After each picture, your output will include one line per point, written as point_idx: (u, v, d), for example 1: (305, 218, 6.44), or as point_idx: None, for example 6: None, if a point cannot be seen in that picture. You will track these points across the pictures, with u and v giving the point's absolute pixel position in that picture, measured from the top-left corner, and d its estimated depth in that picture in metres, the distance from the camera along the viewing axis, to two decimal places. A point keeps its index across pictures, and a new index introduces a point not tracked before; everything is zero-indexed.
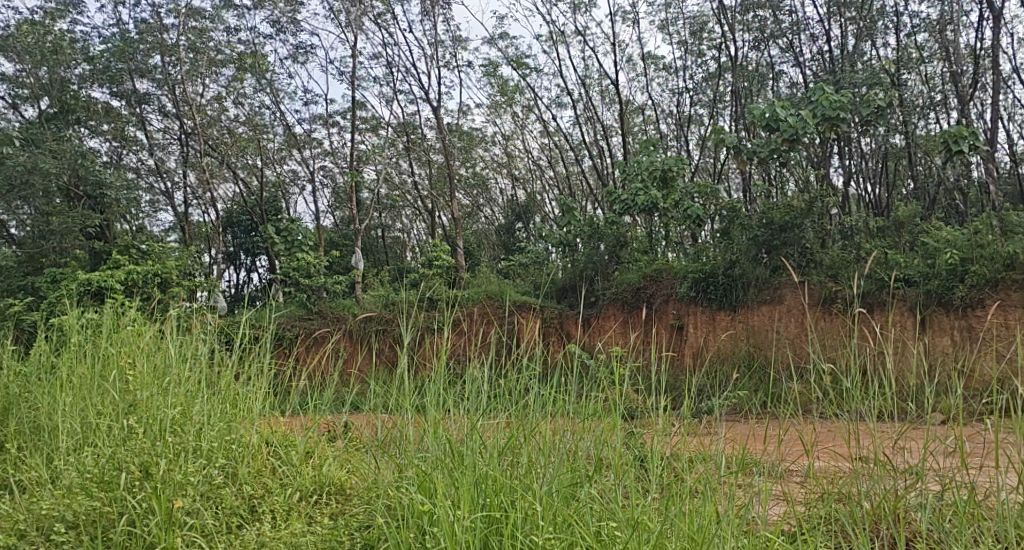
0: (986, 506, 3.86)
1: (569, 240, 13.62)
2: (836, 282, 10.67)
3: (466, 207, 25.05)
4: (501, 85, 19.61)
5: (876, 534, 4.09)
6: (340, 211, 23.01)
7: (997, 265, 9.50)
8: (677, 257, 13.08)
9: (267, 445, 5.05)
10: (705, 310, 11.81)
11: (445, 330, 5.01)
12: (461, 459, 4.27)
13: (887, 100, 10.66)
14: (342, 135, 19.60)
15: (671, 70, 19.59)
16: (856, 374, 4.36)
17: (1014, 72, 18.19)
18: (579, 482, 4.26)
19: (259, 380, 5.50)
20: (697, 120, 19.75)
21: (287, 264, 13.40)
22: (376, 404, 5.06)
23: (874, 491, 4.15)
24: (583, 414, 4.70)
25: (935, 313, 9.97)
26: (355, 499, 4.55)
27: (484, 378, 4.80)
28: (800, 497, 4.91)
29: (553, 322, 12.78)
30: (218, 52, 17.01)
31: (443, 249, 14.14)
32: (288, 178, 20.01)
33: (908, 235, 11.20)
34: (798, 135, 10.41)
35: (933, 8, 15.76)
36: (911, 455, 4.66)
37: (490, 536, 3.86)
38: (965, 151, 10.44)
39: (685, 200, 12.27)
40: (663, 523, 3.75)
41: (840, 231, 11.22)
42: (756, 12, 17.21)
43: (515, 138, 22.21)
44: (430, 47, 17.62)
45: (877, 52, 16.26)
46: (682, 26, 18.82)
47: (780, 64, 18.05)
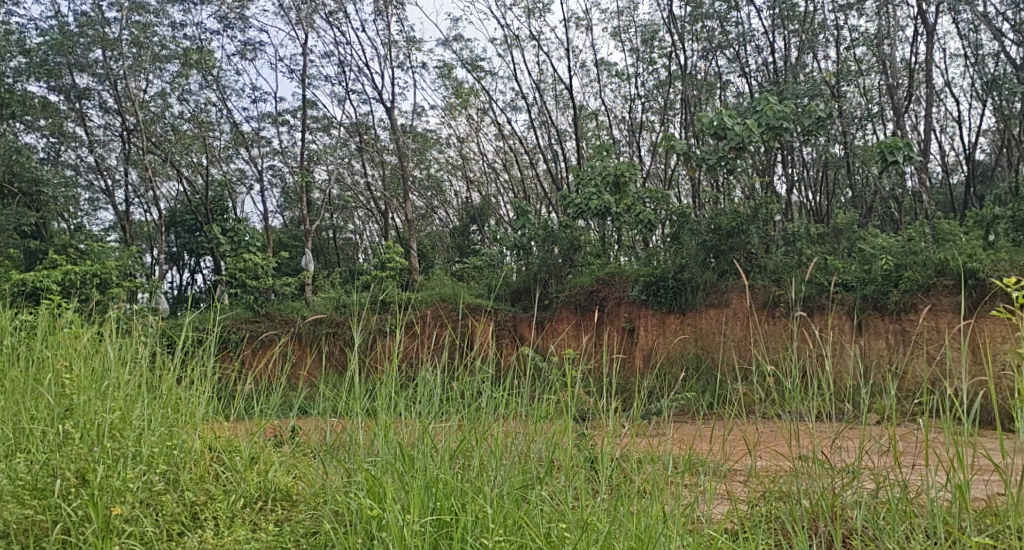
0: (916, 503, 3.98)
1: (523, 243, 13.51)
2: (779, 285, 10.97)
3: (420, 209, 24.93)
4: (456, 87, 19.58)
5: (814, 532, 4.21)
6: (290, 212, 22.72)
7: (929, 271, 9.90)
8: (628, 261, 13.28)
9: (210, 452, 4.94)
10: (655, 313, 12.01)
11: (396, 332, 4.97)
12: (411, 463, 4.25)
13: (827, 110, 11.00)
14: (292, 134, 19.29)
15: (624, 77, 19.84)
16: (797, 376, 4.48)
17: (946, 85, 18.98)
18: (529, 484, 4.30)
19: (202, 384, 5.38)
20: (648, 126, 20.04)
21: (233, 265, 13.17)
22: (324, 409, 5.00)
23: (811, 489, 4.27)
24: (535, 417, 4.74)
25: (871, 317, 10.32)
26: (301, 506, 4.48)
27: (435, 380, 4.79)
28: (743, 496, 5.02)
29: (506, 325, 12.84)
30: (163, 47, 16.61)
31: (395, 251, 14.05)
32: (235, 177, 19.66)
33: (846, 242, 11.45)
34: (744, 143, 10.66)
35: (871, 22, 16.31)
36: (849, 454, 4.81)
37: (439, 539, 3.86)
38: (899, 162, 10.81)
39: (636, 204, 12.43)
40: (611, 524, 3.80)
41: (783, 237, 11.49)
42: (704, 22, 17.55)
43: (470, 140, 22.19)
44: (383, 48, 17.53)
45: (818, 64, 16.75)
46: (634, 34, 19.11)
47: (728, 74, 18.45)
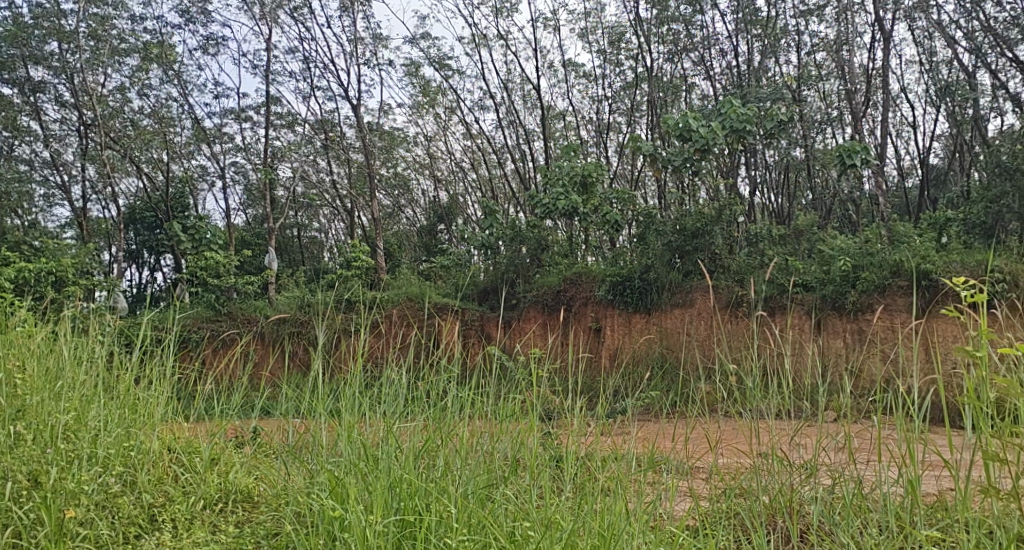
0: (870, 498, 4.08)
1: (490, 243, 13.54)
2: (742, 285, 11.13)
3: (387, 208, 24.77)
4: (423, 86, 19.50)
5: (772, 527, 4.29)
6: (253, 210, 22.42)
7: (885, 272, 10.12)
8: (595, 261, 13.37)
9: (169, 452, 4.86)
10: (621, 313, 12.11)
11: (361, 331, 4.95)
12: (375, 464, 4.23)
13: (789, 114, 11.20)
14: (255, 130, 19.05)
15: (591, 77, 19.95)
16: (758, 375, 4.55)
17: (902, 91, 19.44)
18: (494, 483, 4.31)
19: (161, 383, 5.30)
20: (615, 127, 20.19)
21: (194, 263, 13.00)
22: (287, 409, 4.95)
23: (770, 485, 4.35)
24: (500, 416, 4.75)
25: (829, 317, 10.52)
26: (262, 507, 4.44)
27: (400, 380, 4.78)
28: (704, 493, 5.09)
29: (473, 324, 12.85)
30: (122, 41, 16.28)
31: (362, 250, 13.94)
32: (196, 174, 19.35)
33: (806, 243, 11.66)
34: (709, 145, 10.80)
35: (831, 28, 16.64)
36: (807, 451, 4.91)
37: (403, 539, 3.85)
38: (858, 165, 11.04)
39: (603, 205, 12.52)
40: (575, 522, 3.83)
41: (746, 238, 11.66)
42: (669, 25, 17.72)
43: (437, 139, 22.13)
44: (349, 44, 17.39)
45: (780, 69, 17.02)
46: (601, 36, 19.23)
47: (693, 76, 18.64)
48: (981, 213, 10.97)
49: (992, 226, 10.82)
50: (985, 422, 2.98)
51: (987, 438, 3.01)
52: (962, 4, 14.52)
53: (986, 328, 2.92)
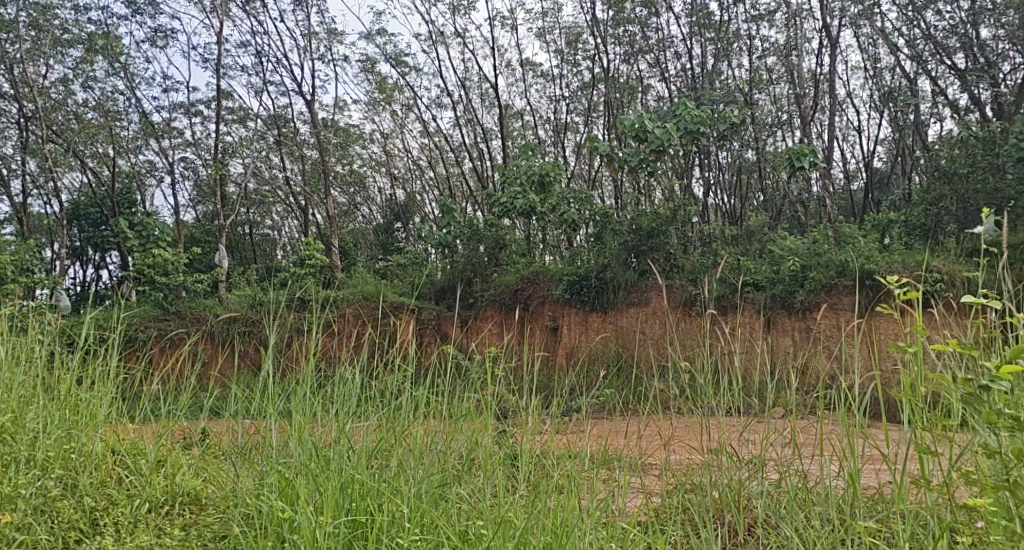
0: (816, 492, 4.18)
1: (448, 241, 13.52)
2: (695, 285, 11.30)
3: (342, 206, 24.46)
4: (380, 82, 19.32)
5: (721, 521, 4.37)
6: (203, 207, 21.96)
7: (831, 272, 10.38)
8: (552, 260, 13.42)
9: (113, 454, 4.76)
10: (578, 311, 12.17)
11: (313, 329, 4.87)
12: (327, 465, 4.18)
13: (741, 116, 11.41)
14: (205, 125, 18.66)
15: (549, 77, 20.02)
16: (709, 373, 4.63)
17: (849, 96, 19.95)
18: (447, 483, 4.29)
19: (105, 383, 5.17)
20: (572, 127, 20.29)
21: (141, 261, 12.68)
22: (237, 410, 4.85)
23: (720, 480, 4.43)
24: (455, 415, 4.74)
25: (779, 316, 10.76)
26: (210, 509, 4.35)
27: (353, 379, 4.73)
28: (657, 489, 5.14)
29: (430, 323, 12.78)
30: (64, 31, 15.80)
31: (317, 248, 13.75)
32: (144, 169, 18.90)
33: (757, 243, 11.90)
34: (663, 146, 10.93)
35: (782, 33, 16.98)
36: (756, 446, 5.00)
37: (354, 540, 3.83)
38: (806, 167, 11.29)
39: (561, 204, 12.58)
40: (528, 520, 3.84)
41: (700, 238, 11.85)
42: (625, 27, 17.88)
43: (394, 136, 21.97)
44: (303, 39, 17.13)
45: (733, 72, 17.32)
46: (559, 36, 19.31)
47: (649, 78, 18.84)
48: (921, 215, 11.36)
49: (931, 228, 11.21)
50: (918, 416, 3.09)
51: (923, 433, 3.11)
52: (905, 13, 14.95)
53: (920, 324, 3.01)
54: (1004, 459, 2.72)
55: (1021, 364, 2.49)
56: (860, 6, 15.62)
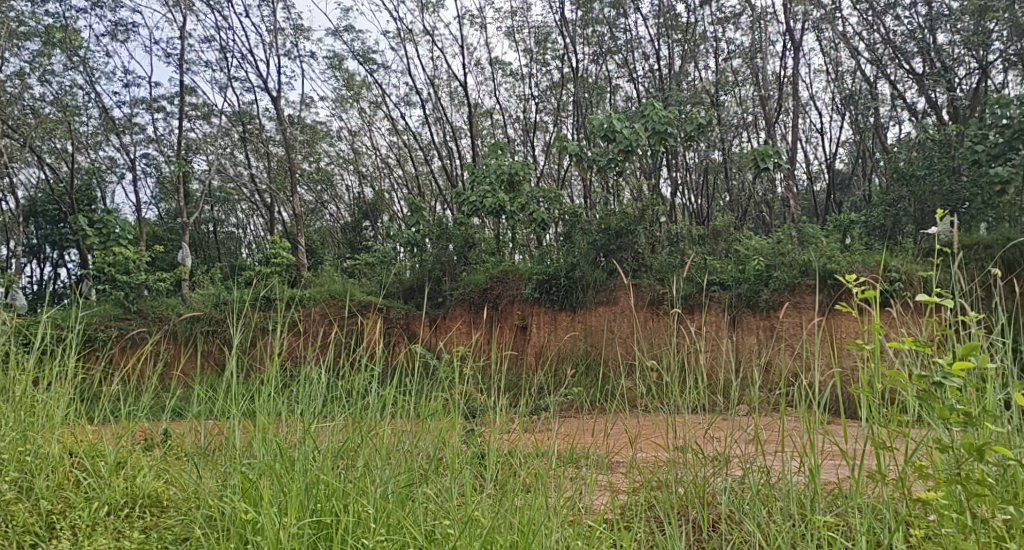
0: (778, 488, 4.24)
1: (417, 240, 13.47)
2: (663, 284, 11.40)
3: (309, 204, 24.23)
4: (347, 79, 19.14)
5: (685, 517, 4.42)
6: (165, 204, 21.59)
7: (794, 272, 10.53)
8: (522, 259, 13.44)
9: (71, 456, 4.69)
10: (547, 310, 12.19)
11: (278, 329, 4.81)
12: (292, 465, 4.14)
13: (708, 118, 11.53)
14: (168, 121, 18.35)
15: (518, 76, 20.04)
16: (676, 371, 4.66)
17: (812, 99, 20.28)
18: (414, 482, 4.27)
19: (63, 383, 5.07)
20: (541, 127, 20.34)
21: (101, 259, 12.43)
22: (200, 410, 4.78)
23: (685, 477, 4.47)
24: (423, 414, 4.71)
25: (744, 314, 10.89)
26: (171, 511, 4.30)
27: (318, 379, 4.67)
28: (624, 486, 5.17)
29: (398, 322, 12.71)
30: (20, 23, 15.42)
31: (283, 246, 13.60)
32: (104, 166, 18.53)
33: (723, 243, 12.04)
34: (632, 146, 11.01)
35: (747, 35, 17.21)
36: (722, 444, 5.04)
37: (319, 540, 3.80)
38: (771, 168, 11.45)
39: (530, 203, 12.58)
40: (495, 519, 3.84)
41: (667, 238, 11.97)
42: (594, 27, 17.97)
43: (362, 134, 21.81)
44: (268, 35, 16.92)
45: (699, 74, 17.50)
46: (528, 35, 19.31)
47: (617, 78, 18.93)
48: (880, 216, 11.59)
49: (890, 228, 11.44)
50: (875, 412, 3.15)
51: (881, 429, 3.17)
52: (866, 17, 15.23)
53: (878, 322, 3.07)
54: (956, 453, 2.78)
55: (974, 361, 2.54)
56: (822, 10, 15.87)
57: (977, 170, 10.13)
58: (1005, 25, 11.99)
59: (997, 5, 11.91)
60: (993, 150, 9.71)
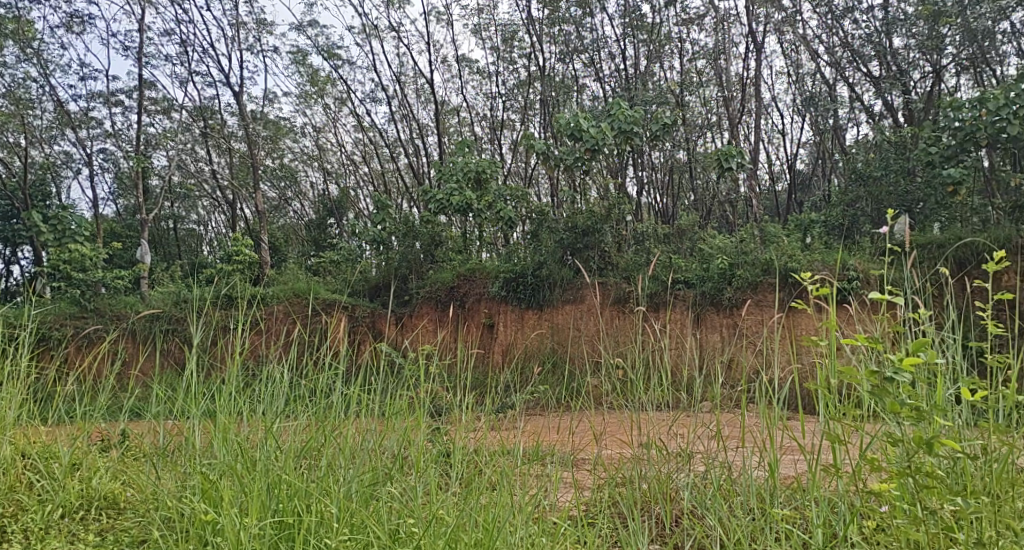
0: (739, 483, 4.30)
1: (383, 238, 13.40)
2: (629, 283, 11.49)
3: (272, 200, 23.91)
4: (311, 74, 18.93)
5: (648, 513, 4.45)
6: (123, 200, 21.15)
7: (756, 270, 10.70)
8: (489, 257, 13.45)
9: (23, 458, 4.60)
10: (514, 308, 12.20)
11: (240, 327, 4.73)
12: (253, 465, 4.08)
13: (673, 118, 11.64)
14: (126, 116, 17.98)
15: (485, 74, 20.02)
16: (640, 369, 4.70)
17: (774, 100, 20.60)
18: (378, 481, 4.24)
19: (15, 384, 4.96)
20: (508, 125, 20.35)
21: (56, 256, 12.08)
22: (158, 410, 4.69)
23: (648, 473, 4.52)
24: (388, 413, 4.68)
25: (708, 313, 11.03)
26: (128, 512, 4.23)
27: (281, 378, 4.62)
28: (589, 483, 5.19)
29: (363, 320, 12.63)
30: None
31: (246, 244, 13.40)
32: (59, 160, 18.11)
33: (688, 242, 12.18)
34: (598, 145, 11.06)
35: (711, 36, 17.41)
36: (685, 440, 5.09)
37: (281, 541, 3.76)
38: (734, 168, 11.60)
39: (497, 202, 12.56)
40: (459, 517, 3.84)
41: (633, 237, 12.07)
42: (560, 26, 18.02)
43: (326, 131, 21.62)
44: (230, 28, 16.66)
45: (665, 74, 17.65)
46: (494, 33, 19.31)
47: (584, 77, 18.99)
48: (839, 215, 11.83)
49: (848, 228, 11.67)
50: (832, 407, 3.21)
51: (837, 424, 3.22)
52: (825, 20, 15.50)
53: (834, 320, 3.13)
54: (907, 446, 2.85)
55: (923, 357, 2.61)
56: (783, 13, 16.11)
57: (931, 171, 10.38)
58: (958, 31, 12.30)
59: (950, 11, 12.21)
60: (946, 152, 9.95)
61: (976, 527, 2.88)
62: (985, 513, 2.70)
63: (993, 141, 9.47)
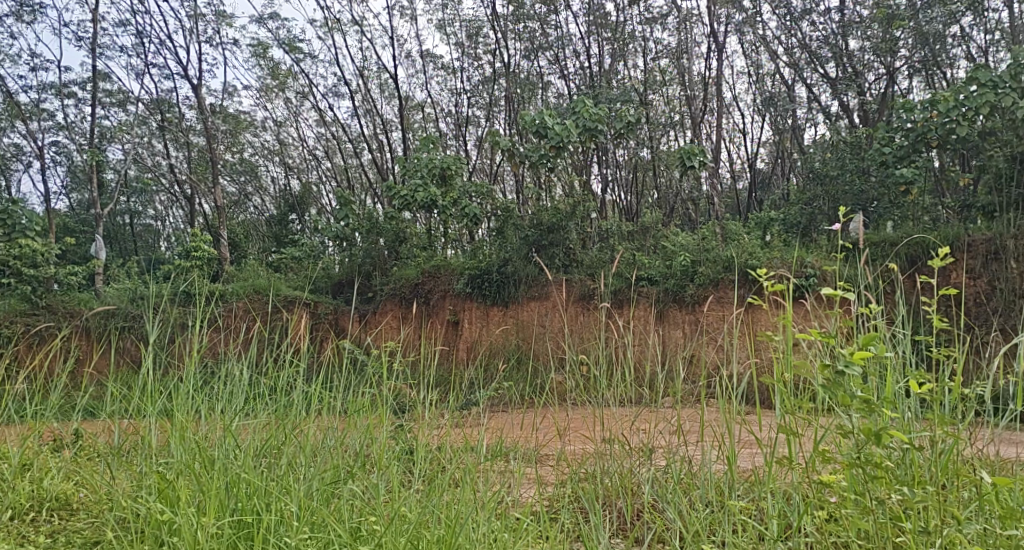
0: (698, 477, 4.36)
1: (346, 234, 13.31)
2: (593, 280, 11.56)
3: (232, 195, 23.52)
4: (272, 68, 18.68)
5: (610, 507, 4.49)
6: (76, 195, 20.67)
7: (718, 268, 10.83)
8: (454, 254, 13.43)
9: None
10: (479, 305, 12.18)
11: (199, 324, 4.65)
12: (211, 464, 4.02)
13: (637, 116, 11.73)
14: (79, 108, 17.55)
15: (450, 70, 19.96)
16: (604, 365, 4.73)
17: (734, 99, 20.89)
18: (339, 479, 4.21)
19: None
20: (473, 121, 20.33)
21: (5, 251, 11.54)
22: (114, 408, 4.60)
23: (608, 467, 4.56)
24: (349, 411, 4.65)
25: (670, 309, 11.14)
26: (81, 514, 4.15)
27: (241, 376, 4.55)
28: (552, 479, 5.21)
29: (326, 318, 12.51)
30: None
31: (205, 239, 13.20)
32: (9, 153, 17.62)
33: (652, 239, 12.31)
34: (563, 143, 11.10)
35: (673, 35, 17.58)
36: (646, 435, 5.14)
37: (239, 540, 3.71)
38: (696, 166, 11.74)
39: (462, 198, 12.53)
40: (422, 514, 3.82)
41: (598, 234, 12.15)
42: (525, 23, 18.03)
43: (288, 125, 21.36)
44: (189, 20, 16.36)
45: (628, 73, 17.77)
46: (459, 28, 19.26)
47: (549, 75, 19.01)
48: (797, 214, 12.06)
49: (806, 226, 11.90)
50: (787, 402, 3.28)
51: (792, 417, 3.29)
52: (784, 22, 15.76)
53: (790, 315, 3.19)
54: (857, 438, 2.93)
55: (872, 351, 2.68)
56: (744, 14, 16.34)
57: (885, 171, 10.63)
58: (911, 34, 12.61)
59: (903, 15, 12.50)
60: (899, 152, 10.19)
61: (924, 516, 2.96)
62: (930, 502, 2.77)
63: (944, 141, 9.74)
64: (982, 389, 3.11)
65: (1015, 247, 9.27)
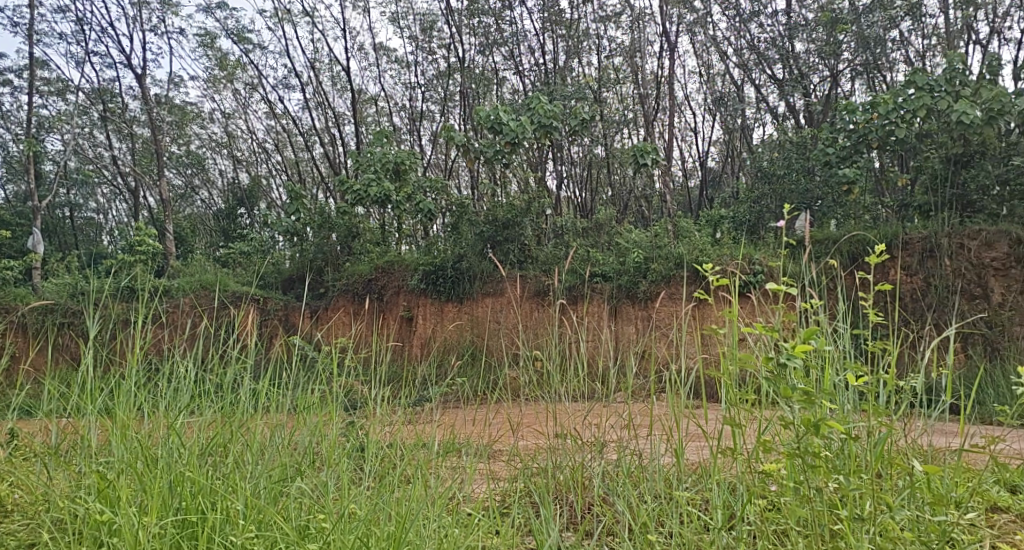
0: (647, 470, 4.42)
1: (297, 229, 13.12)
2: (548, 275, 11.61)
3: (178, 189, 22.94)
4: (220, 58, 18.28)
5: (561, 501, 4.53)
6: (12, 185, 19.90)
7: (670, 264, 10.98)
8: (408, 249, 13.34)
9: None
10: (433, 301, 12.12)
11: (143, 320, 4.52)
12: (154, 463, 3.93)
13: (591, 113, 11.79)
14: (16, 96, 16.94)
15: (403, 64, 19.81)
16: (557, 359, 4.75)
17: (686, 98, 21.18)
18: (287, 476, 4.15)
19: None
20: (428, 116, 20.23)
21: None
22: (51, 408, 4.45)
23: (559, 461, 4.59)
24: (298, 408, 4.59)
25: (623, 305, 11.26)
26: (15, 515, 4.02)
27: (186, 373, 4.44)
28: (504, 472, 5.22)
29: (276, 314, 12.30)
30: None
31: (150, 233, 12.87)
32: None
33: (606, 236, 12.41)
34: (518, 139, 11.07)
35: (627, 34, 17.72)
36: (597, 429, 5.18)
37: (183, 539, 3.63)
38: (649, 164, 11.87)
39: (417, 194, 12.46)
40: (372, 511, 3.80)
41: (552, 230, 12.21)
42: (480, 18, 17.96)
43: (236, 117, 20.94)
44: (132, 8, 15.92)
45: (582, 70, 17.87)
46: (413, 21, 19.12)
47: (503, 70, 18.99)
48: (746, 212, 12.30)
49: (755, 224, 12.14)
50: (732, 395, 3.33)
51: (736, 409, 3.35)
52: (734, 23, 16.04)
53: (736, 310, 3.25)
54: (798, 429, 3.01)
55: (813, 345, 2.74)
56: (695, 14, 16.59)
57: (830, 171, 10.91)
58: (854, 38, 12.93)
59: (846, 18, 12.82)
60: (842, 152, 10.48)
61: (859, 506, 3.06)
62: (865, 491, 2.86)
63: (885, 143, 10.05)
64: (918, 383, 3.22)
65: (950, 245, 9.63)
